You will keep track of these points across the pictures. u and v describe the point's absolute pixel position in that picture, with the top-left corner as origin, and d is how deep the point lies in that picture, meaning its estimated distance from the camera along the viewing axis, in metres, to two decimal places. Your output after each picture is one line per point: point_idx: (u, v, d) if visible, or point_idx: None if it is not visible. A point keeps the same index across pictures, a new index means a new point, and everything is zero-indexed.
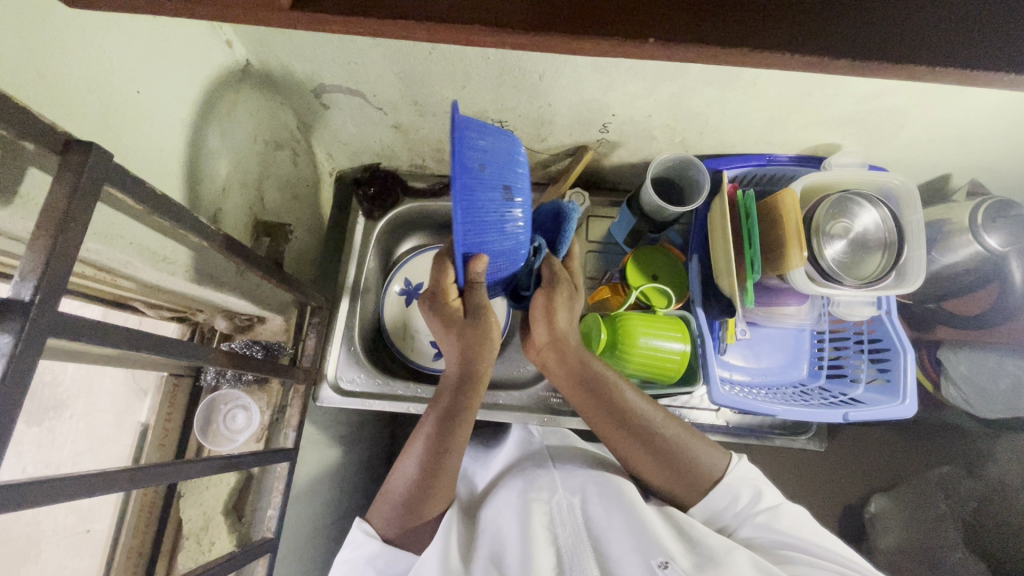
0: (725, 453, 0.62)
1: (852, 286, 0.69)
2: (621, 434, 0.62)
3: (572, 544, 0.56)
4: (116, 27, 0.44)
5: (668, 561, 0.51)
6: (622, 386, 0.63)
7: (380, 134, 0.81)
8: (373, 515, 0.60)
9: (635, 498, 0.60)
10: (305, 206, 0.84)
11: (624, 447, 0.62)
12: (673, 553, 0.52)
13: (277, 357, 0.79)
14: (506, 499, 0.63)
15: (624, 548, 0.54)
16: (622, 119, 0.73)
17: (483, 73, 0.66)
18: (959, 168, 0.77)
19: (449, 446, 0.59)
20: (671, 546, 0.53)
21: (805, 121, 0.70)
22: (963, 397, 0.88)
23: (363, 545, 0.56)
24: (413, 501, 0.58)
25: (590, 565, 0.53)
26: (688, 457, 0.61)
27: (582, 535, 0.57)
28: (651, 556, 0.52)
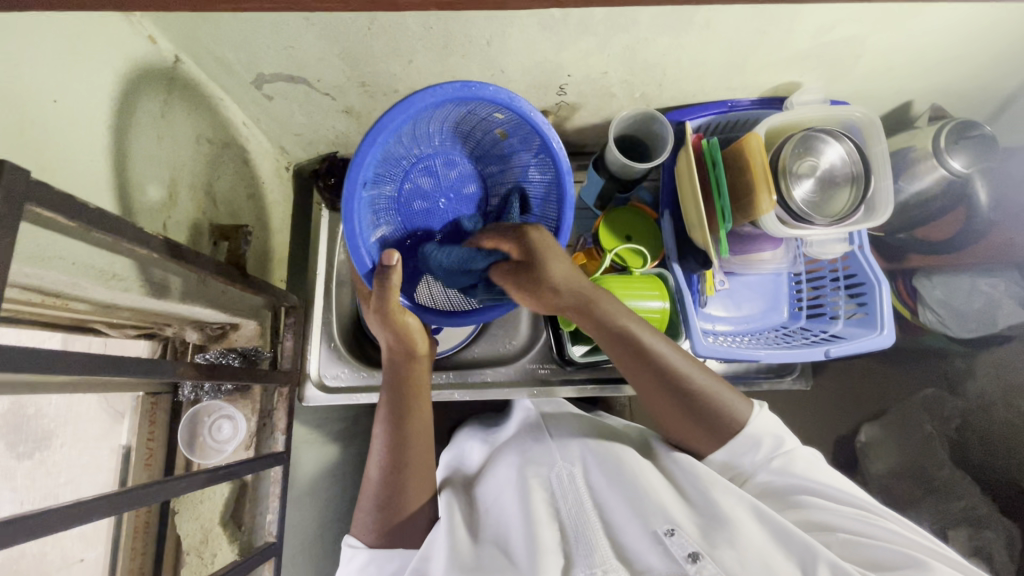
0: (749, 401, 0.61)
1: (823, 224, 0.69)
2: (658, 392, 0.61)
3: (575, 517, 0.55)
4: (17, 32, 0.41)
5: (674, 528, 0.51)
6: (652, 336, 0.61)
7: (331, 121, 0.79)
8: (356, 527, 0.61)
9: (634, 466, 0.60)
10: (264, 204, 0.81)
11: (656, 404, 0.62)
12: (678, 520, 0.52)
13: (255, 362, 0.78)
14: (504, 476, 0.61)
15: (625, 516, 0.54)
16: (578, 78, 0.71)
17: (428, 45, 0.63)
18: (921, 93, 0.77)
19: (406, 450, 0.61)
20: (675, 512, 0.54)
21: (764, 61, 0.69)
22: (939, 320, 0.90)
23: (353, 558, 0.58)
24: (388, 495, 0.59)
25: (596, 539, 0.53)
26: (714, 400, 0.60)
27: (585, 507, 0.57)
28: (655, 525, 0.52)
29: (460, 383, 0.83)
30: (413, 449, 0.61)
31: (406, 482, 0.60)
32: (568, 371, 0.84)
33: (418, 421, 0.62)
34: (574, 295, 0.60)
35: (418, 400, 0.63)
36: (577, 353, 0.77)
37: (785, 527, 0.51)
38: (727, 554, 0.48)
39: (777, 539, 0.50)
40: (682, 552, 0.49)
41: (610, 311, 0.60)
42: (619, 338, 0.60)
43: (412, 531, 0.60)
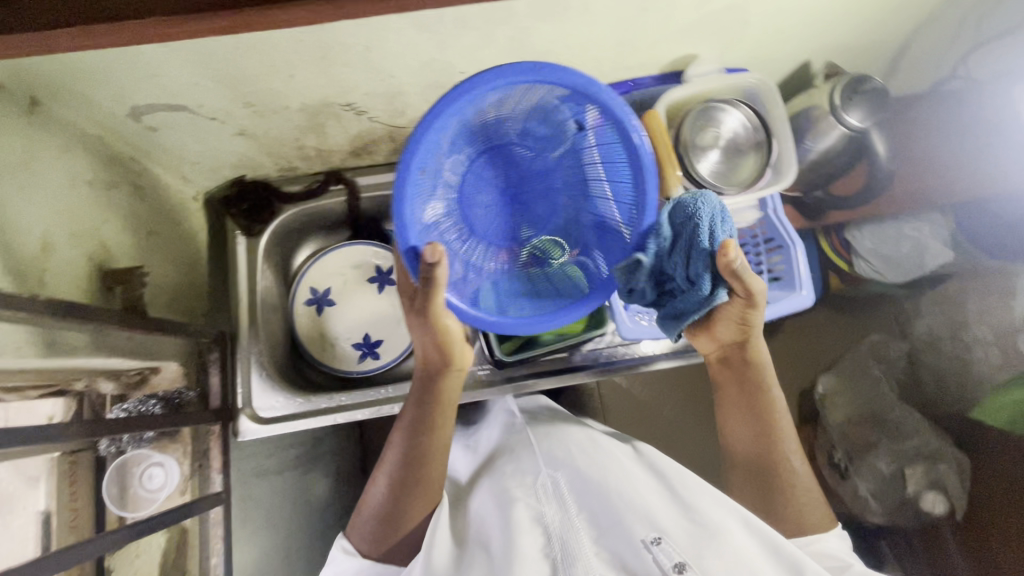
0: (830, 524, 0.61)
1: (733, 193, 0.70)
2: (743, 419, 0.65)
3: (562, 527, 0.54)
4: None
5: (660, 537, 0.49)
6: (777, 398, 0.65)
7: (230, 144, 0.76)
8: (351, 530, 0.63)
9: (622, 471, 0.59)
10: (172, 239, 0.78)
11: (737, 425, 0.66)
12: (664, 526, 0.51)
13: (183, 404, 0.74)
14: (495, 491, 0.61)
15: (609, 524, 0.52)
16: (472, 75, 0.70)
17: (305, 58, 0.60)
18: (816, 52, 0.77)
19: (416, 473, 0.61)
20: (661, 517, 0.52)
21: (654, 37, 0.68)
22: (874, 270, 1.00)
23: (343, 563, 0.60)
24: (390, 512, 0.60)
25: (580, 549, 0.51)
26: (795, 493, 0.62)
27: (572, 514, 0.55)
28: (641, 533, 0.50)
29: (400, 395, 0.83)
30: (420, 473, 0.61)
31: (409, 503, 0.60)
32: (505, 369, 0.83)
33: (429, 445, 0.62)
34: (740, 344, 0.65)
35: (432, 425, 0.63)
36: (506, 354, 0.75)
37: (774, 541, 0.51)
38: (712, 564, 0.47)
39: (766, 554, 0.50)
40: (668, 563, 0.47)
41: (761, 359, 0.65)
42: (748, 378, 0.66)
43: (406, 542, 0.61)
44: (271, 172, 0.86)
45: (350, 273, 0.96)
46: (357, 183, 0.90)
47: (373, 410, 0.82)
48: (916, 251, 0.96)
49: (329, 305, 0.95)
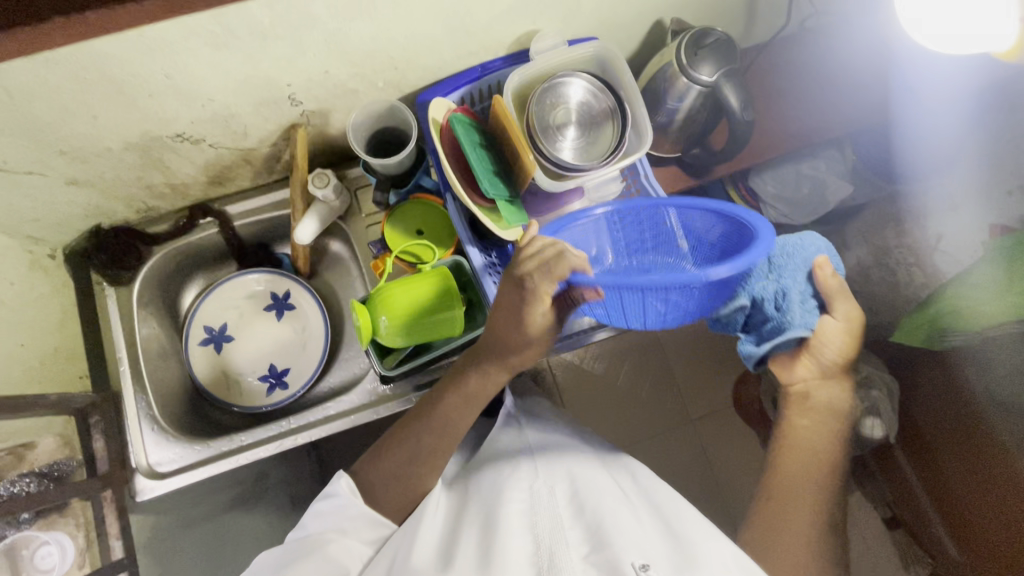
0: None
1: (594, 167, 0.68)
2: (796, 459, 0.64)
3: (552, 543, 0.52)
4: None
5: (648, 564, 0.47)
6: (823, 435, 0.65)
7: (65, 194, 0.71)
8: (361, 469, 0.65)
9: (619, 501, 0.58)
10: (23, 304, 0.73)
11: (792, 469, 0.64)
12: (652, 557, 0.48)
13: (63, 477, 0.71)
14: (490, 500, 0.60)
15: (600, 548, 0.50)
16: (302, 85, 0.66)
17: (98, 95, 0.56)
18: (662, 10, 0.76)
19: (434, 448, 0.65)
20: (649, 550, 0.50)
21: (482, 20, 0.65)
22: (782, 214, 1.03)
23: (345, 504, 0.60)
24: (399, 470, 0.64)
25: (568, 565, 0.49)
26: (821, 531, 0.60)
27: (562, 533, 0.53)
28: (631, 557, 0.47)
29: (302, 425, 0.80)
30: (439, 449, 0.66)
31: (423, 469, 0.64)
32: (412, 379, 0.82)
33: (453, 423, 0.66)
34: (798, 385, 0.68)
35: (461, 409, 0.66)
36: (388, 368, 0.73)
37: None
38: None
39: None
40: None
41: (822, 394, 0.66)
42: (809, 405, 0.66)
43: (402, 496, 0.63)
44: (130, 215, 0.81)
45: (245, 305, 0.92)
46: (228, 212, 0.85)
47: (277, 444, 0.79)
48: (816, 190, 1.01)
49: (228, 342, 0.91)
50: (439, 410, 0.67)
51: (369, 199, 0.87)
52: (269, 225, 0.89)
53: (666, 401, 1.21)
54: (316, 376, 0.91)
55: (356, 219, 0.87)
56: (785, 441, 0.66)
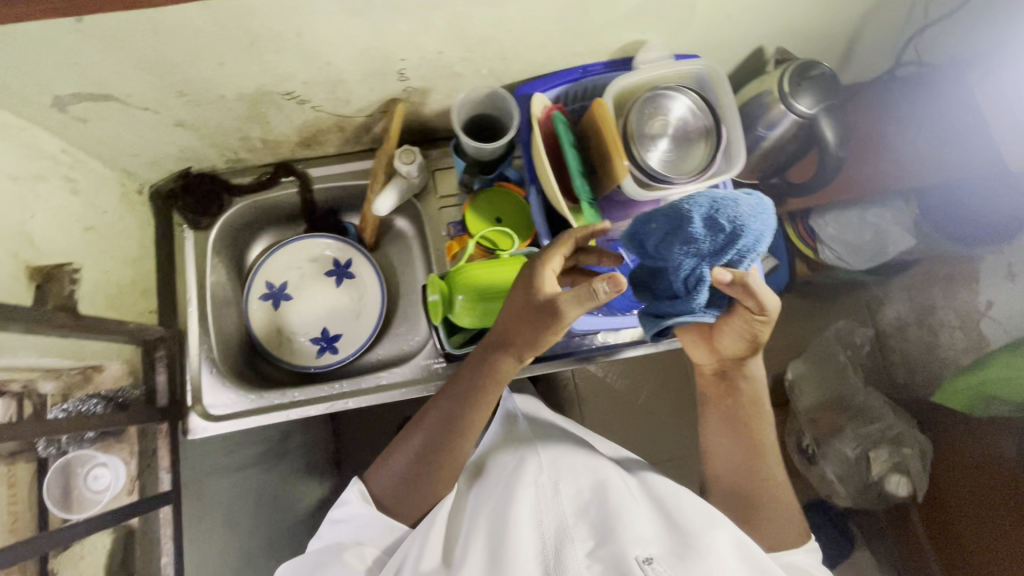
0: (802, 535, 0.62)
1: (682, 181, 0.69)
2: (727, 440, 0.68)
3: (558, 539, 0.54)
4: None
5: (649, 554, 0.49)
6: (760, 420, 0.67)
7: (169, 135, 0.74)
8: (376, 474, 0.67)
9: (623, 490, 0.60)
10: (112, 233, 0.75)
11: (726, 446, 0.67)
12: (653, 547, 0.51)
13: (126, 404, 0.72)
14: (496, 497, 0.62)
15: (604, 539, 0.52)
16: (414, 62, 0.68)
17: (232, 44, 0.58)
18: (766, 38, 0.77)
19: (445, 446, 0.64)
20: (648, 539, 0.52)
21: (598, 23, 0.67)
22: (836, 256, 1.03)
23: (358, 511, 0.63)
24: (411, 475, 0.64)
25: (574, 557, 0.51)
26: (785, 506, 0.64)
27: (568, 528, 0.55)
28: (631, 551, 0.49)
29: (352, 390, 0.82)
30: (454, 439, 0.65)
31: (432, 468, 0.64)
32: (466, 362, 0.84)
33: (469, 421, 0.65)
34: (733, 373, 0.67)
35: (478, 408, 0.65)
36: (453, 346, 0.75)
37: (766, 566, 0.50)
38: None
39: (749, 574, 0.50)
40: None
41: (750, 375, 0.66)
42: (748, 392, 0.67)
43: (411, 501, 0.65)
44: (218, 164, 0.84)
45: (308, 267, 0.94)
46: (310, 174, 0.88)
47: (327, 406, 0.81)
48: (878, 238, 1.00)
49: (286, 300, 0.93)
50: (458, 415, 0.65)
51: (445, 182, 0.89)
52: (343, 193, 0.92)
53: (693, 426, 1.21)
54: (367, 346, 0.93)
55: (430, 199, 0.89)
56: (717, 420, 0.69)
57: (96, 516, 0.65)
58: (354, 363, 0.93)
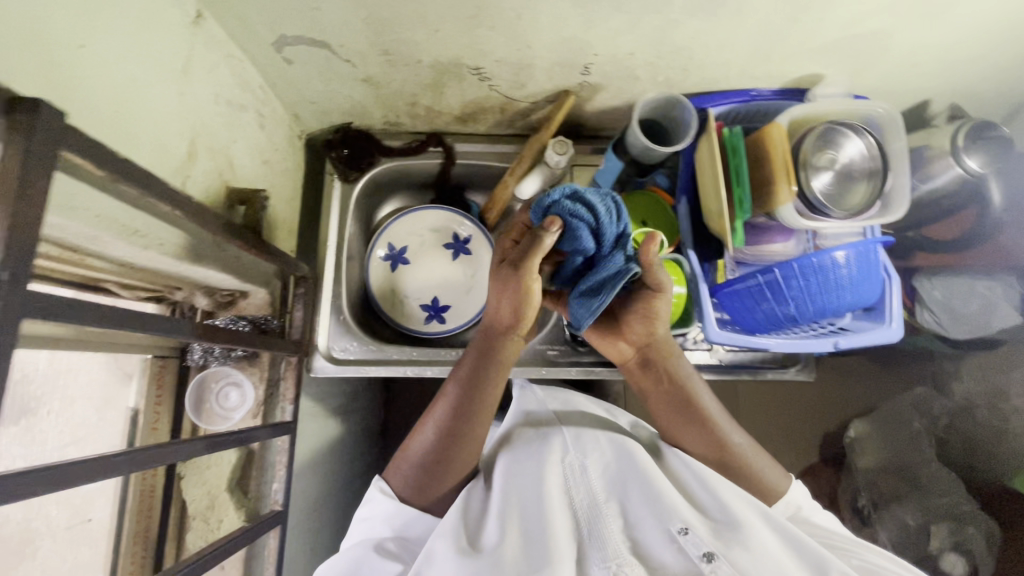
0: (785, 475, 0.68)
1: (840, 217, 0.70)
2: (688, 424, 0.66)
3: (592, 513, 0.57)
4: None
5: (688, 528, 0.53)
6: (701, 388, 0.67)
7: (350, 89, 0.77)
8: (389, 475, 0.63)
9: (651, 464, 0.62)
10: (277, 171, 0.80)
11: (673, 420, 0.67)
12: (689, 519, 0.54)
13: (266, 331, 0.77)
14: (519, 461, 0.62)
15: (643, 514, 0.56)
16: (604, 58, 0.70)
17: (457, 13, 0.61)
18: (939, 92, 0.77)
19: (470, 417, 0.61)
20: (687, 514, 0.55)
21: (790, 50, 0.69)
22: (936, 322, 0.86)
23: (382, 503, 0.60)
24: (436, 457, 0.61)
25: (610, 534, 0.54)
26: (762, 474, 0.65)
27: (601, 504, 0.57)
28: (669, 524, 0.53)
29: None
30: (480, 404, 0.62)
31: (459, 443, 0.61)
32: (577, 353, 0.86)
33: (491, 393, 0.63)
34: (655, 351, 0.68)
35: (498, 371, 0.63)
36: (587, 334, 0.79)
37: (794, 533, 0.54)
38: (740, 556, 0.51)
39: (785, 547, 0.54)
40: (698, 552, 0.50)
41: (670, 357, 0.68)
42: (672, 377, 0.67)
43: (440, 481, 0.61)
44: (376, 124, 0.87)
45: (427, 236, 0.96)
46: (456, 148, 0.91)
47: (443, 369, 0.84)
48: (983, 311, 0.82)
49: (403, 263, 0.96)
50: (480, 391, 0.62)
51: (581, 177, 0.91)
52: (478, 171, 0.94)
53: None
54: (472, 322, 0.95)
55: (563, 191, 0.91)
56: (658, 399, 0.68)
57: (228, 431, 0.61)
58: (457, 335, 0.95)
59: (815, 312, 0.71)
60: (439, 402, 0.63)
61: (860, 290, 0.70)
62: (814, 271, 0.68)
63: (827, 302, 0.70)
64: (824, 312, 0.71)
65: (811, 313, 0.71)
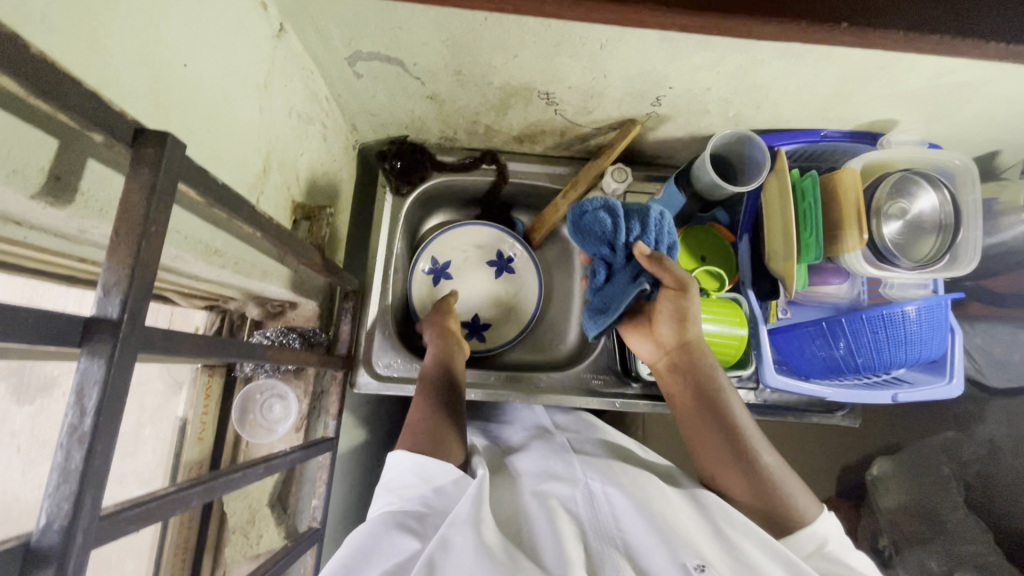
0: (818, 505, 0.58)
1: (908, 268, 0.68)
2: (712, 432, 0.61)
3: (602, 540, 0.49)
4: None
5: (705, 564, 0.45)
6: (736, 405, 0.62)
7: (413, 105, 0.76)
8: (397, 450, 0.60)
9: (665, 497, 0.55)
10: (333, 182, 0.79)
11: (701, 437, 0.62)
12: (706, 556, 0.47)
13: (314, 345, 0.75)
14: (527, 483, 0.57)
15: (652, 541, 0.48)
16: (678, 92, 0.69)
17: (539, 41, 0.60)
18: (1012, 145, 0.76)
19: (446, 414, 0.66)
20: (704, 549, 0.48)
21: (870, 96, 0.67)
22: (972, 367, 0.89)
23: (404, 470, 0.56)
24: (432, 443, 0.61)
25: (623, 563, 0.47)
26: (787, 499, 0.57)
27: (611, 531, 0.50)
28: (683, 556, 0.46)
29: (514, 386, 0.84)
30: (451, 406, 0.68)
31: (448, 430, 0.63)
32: (622, 385, 0.85)
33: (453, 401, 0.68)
34: (686, 359, 0.66)
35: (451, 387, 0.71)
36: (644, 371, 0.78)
37: None
38: None
39: None
40: None
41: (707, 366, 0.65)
42: (705, 386, 0.64)
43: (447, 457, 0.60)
44: (432, 139, 0.86)
45: (472, 251, 0.95)
46: (509, 167, 0.90)
47: (487, 394, 0.83)
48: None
49: (445, 278, 0.95)
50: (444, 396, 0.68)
51: (633, 205, 0.90)
52: (529, 192, 0.93)
53: None
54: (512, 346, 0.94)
55: None
56: (687, 412, 0.64)
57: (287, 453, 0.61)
58: (498, 355, 0.94)
59: (875, 364, 0.69)
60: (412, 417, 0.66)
61: (926, 346, 0.69)
62: (881, 324, 0.67)
63: (890, 355, 0.68)
64: (885, 364, 0.69)
65: (871, 365, 0.69)
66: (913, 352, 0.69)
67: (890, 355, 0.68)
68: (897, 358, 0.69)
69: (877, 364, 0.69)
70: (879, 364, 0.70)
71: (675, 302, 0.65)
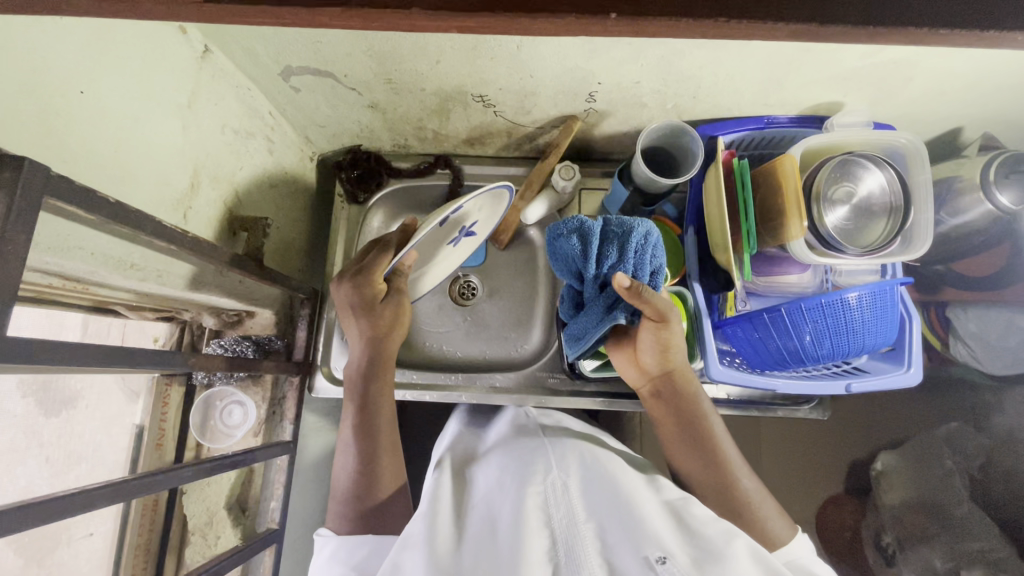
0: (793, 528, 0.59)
1: (855, 254, 0.66)
2: (694, 457, 0.63)
3: (567, 524, 0.47)
4: (62, 30, 0.42)
5: (666, 555, 0.43)
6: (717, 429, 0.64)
7: (357, 114, 0.78)
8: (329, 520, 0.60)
9: (635, 488, 0.53)
10: (284, 194, 0.81)
11: (683, 459, 0.63)
12: (670, 548, 0.44)
13: (269, 352, 0.78)
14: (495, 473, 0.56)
15: (616, 538, 0.46)
16: (609, 86, 0.69)
17: (457, 46, 0.61)
18: (971, 121, 0.72)
19: (377, 421, 0.65)
20: (665, 537, 0.45)
21: (805, 79, 0.66)
22: (971, 354, 0.85)
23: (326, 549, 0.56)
24: (364, 483, 0.60)
25: (586, 554, 0.45)
26: (765, 521, 0.58)
27: (577, 515, 0.48)
28: (644, 550, 0.43)
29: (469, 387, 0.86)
30: (380, 420, 0.65)
31: (378, 460, 0.62)
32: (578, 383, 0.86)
33: (385, 409, 0.66)
34: (667, 385, 0.65)
35: (384, 370, 0.69)
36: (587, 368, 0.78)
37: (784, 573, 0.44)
38: None
39: None
40: None
41: (687, 391, 0.65)
42: (684, 411, 0.64)
43: (391, 514, 0.59)
44: (385, 146, 0.88)
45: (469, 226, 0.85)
46: (464, 170, 0.90)
47: (442, 395, 0.86)
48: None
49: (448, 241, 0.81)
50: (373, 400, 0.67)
51: (589, 202, 0.89)
52: None
53: None
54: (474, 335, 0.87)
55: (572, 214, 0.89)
56: (670, 435, 0.65)
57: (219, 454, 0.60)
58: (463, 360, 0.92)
59: (826, 353, 0.67)
60: (345, 427, 0.66)
61: (877, 333, 0.66)
62: (829, 312, 0.64)
63: (840, 344, 0.66)
64: (836, 353, 0.67)
65: (822, 354, 0.67)
66: (865, 340, 0.66)
67: (840, 343, 0.66)
68: (848, 346, 0.66)
69: (828, 353, 0.67)
70: (831, 353, 0.67)
71: (655, 335, 0.61)
